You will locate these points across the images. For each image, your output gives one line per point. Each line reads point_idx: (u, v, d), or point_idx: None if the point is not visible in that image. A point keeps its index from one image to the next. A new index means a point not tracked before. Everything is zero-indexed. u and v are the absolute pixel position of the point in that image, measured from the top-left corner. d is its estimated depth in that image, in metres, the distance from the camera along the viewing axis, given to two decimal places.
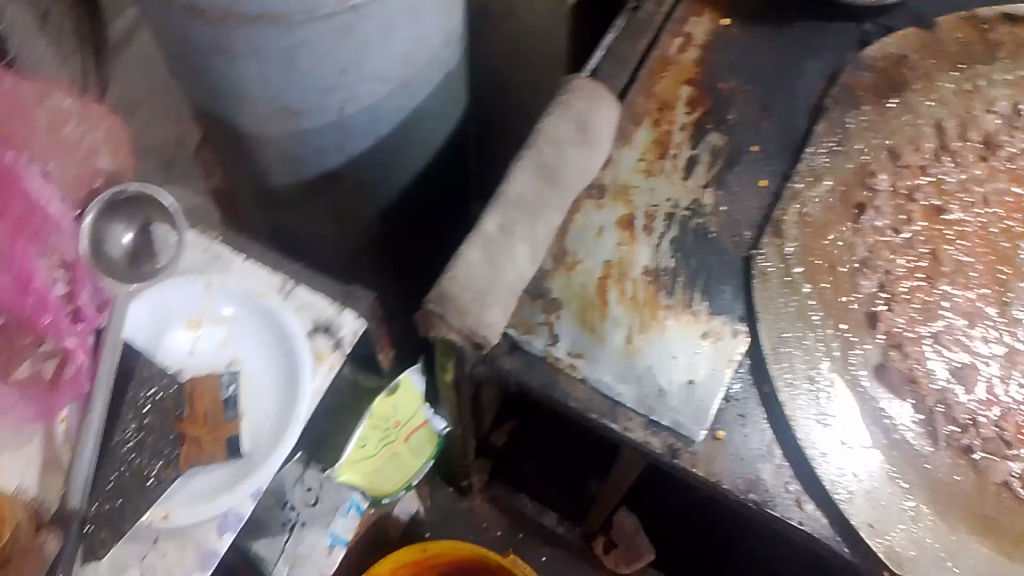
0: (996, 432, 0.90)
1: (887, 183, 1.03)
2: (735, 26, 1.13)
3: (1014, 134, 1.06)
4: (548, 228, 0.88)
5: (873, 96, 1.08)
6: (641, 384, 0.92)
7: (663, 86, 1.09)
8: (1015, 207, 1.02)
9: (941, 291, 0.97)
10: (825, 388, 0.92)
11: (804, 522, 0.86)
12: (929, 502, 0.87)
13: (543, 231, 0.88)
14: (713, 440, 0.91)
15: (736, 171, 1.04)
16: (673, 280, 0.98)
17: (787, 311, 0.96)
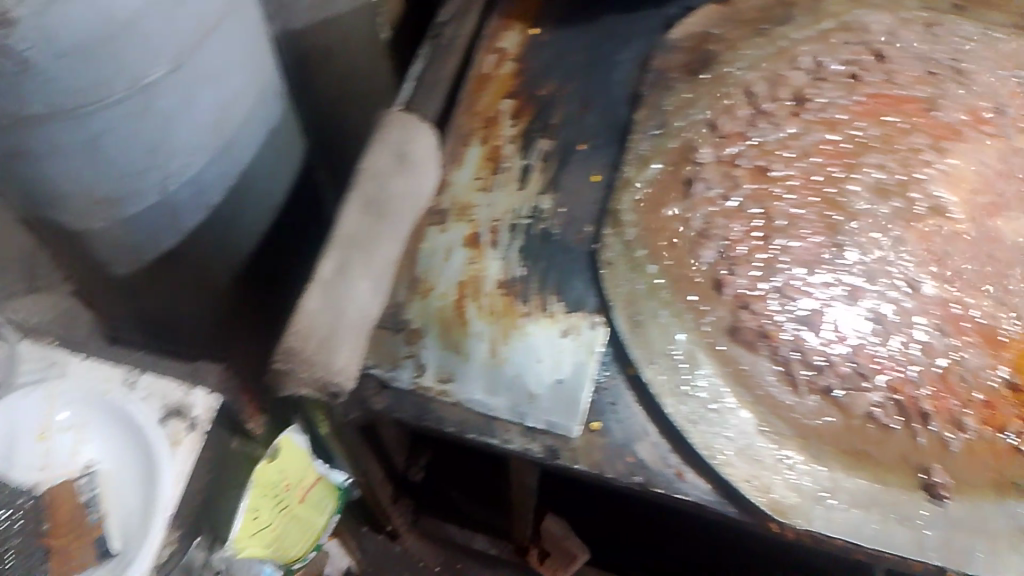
0: (852, 368, 0.95)
1: (711, 154, 1.07)
2: (544, 32, 1.16)
3: (821, 84, 1.11)
4: (386, 260, 0.88)
5: (686, 74, 1.12)
6: (512, 392, 0.95)
7: (485, 101, 1.10)
8: (835, 153, 1.08)
9: (778, 246, 1.02)
10: (684, 358, 0.96)
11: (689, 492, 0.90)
12: (801, 448, 0.93)
13: (382, 264, 0.87)
14: (589, 432, 0.94)
15: (568, 170, 1.07)
16: (527, 285, 1.00)
17: (637, 293, 1.00)
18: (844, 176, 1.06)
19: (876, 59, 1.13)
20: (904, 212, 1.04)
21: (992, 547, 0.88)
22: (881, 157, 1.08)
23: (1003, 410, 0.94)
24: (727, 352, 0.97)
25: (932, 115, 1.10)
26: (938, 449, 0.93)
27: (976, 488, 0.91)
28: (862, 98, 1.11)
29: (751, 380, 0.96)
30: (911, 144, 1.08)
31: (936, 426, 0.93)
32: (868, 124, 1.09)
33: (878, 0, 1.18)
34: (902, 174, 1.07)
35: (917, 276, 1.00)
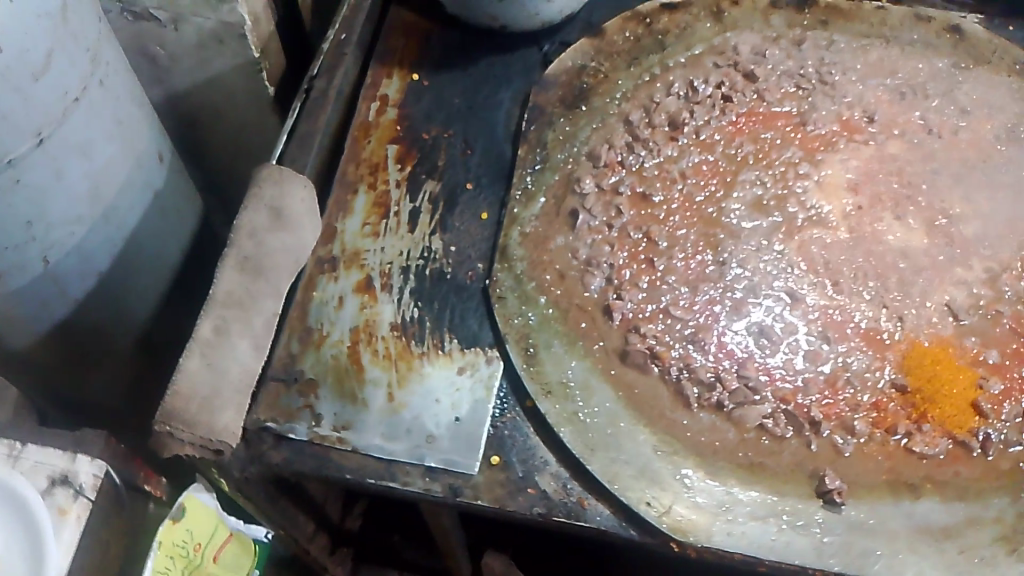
0: (741, 383, 0.98)
1: (593, 184, 1.10)
2: (424, 77, 1.18)
3: (694, 108, 1.15)
4: (266, 317, 0.89)
5: (561, 109, 1.15)
6: (411, 435, 0.94)
7: (369, 149, 1.12)
8: (711, 171, 1.12)
9: (663, 268, 1.05)
10: (578, 388, 0.98)
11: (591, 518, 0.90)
12: (699, 463, 0.95)
13: (262, 322, 0.88)
14: (489, 467, 0.93)
15: (456, 211, 1.08)
16: (421, 327, 1.00)
17: (529, 327, 1.01)
18: (723, 194, 1.10)
19: (746, 78, 1.18)
20: (782, 224, 1.08)
21: (890, 548, 0.89)
22: (757, 172, 1.12)
23: (891, 412, 0.97)
24: (621, 377, 0.99)
25: (803, 129, 1.15)
26: (831, 454, 0.95)
27: (870, 490, 0.93)
28: (735, 118, 1.16)
29: (646, 401, 0.97)
30: (784, 157, 1.13)
31: (827, 431, 0.96)
32: (741, 142, 1.14)
33: (743, 21, 1.24)
34: (778, 188, 1.11)
35: (796, 288, 1.04)
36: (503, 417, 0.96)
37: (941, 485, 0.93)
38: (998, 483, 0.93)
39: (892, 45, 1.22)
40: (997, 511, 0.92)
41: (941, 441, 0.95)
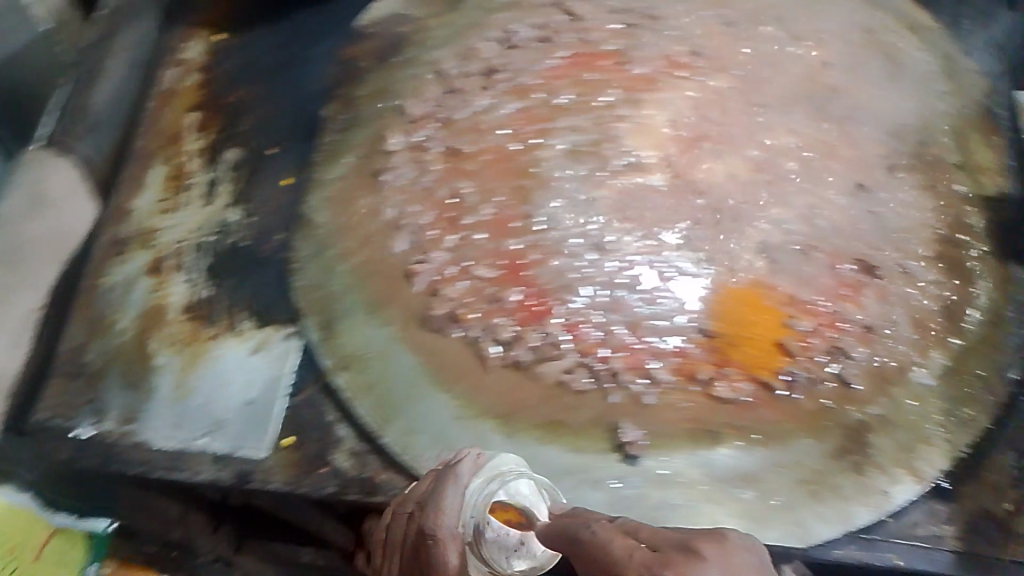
0: (543, 339, 0.96)
1: (404, 139, 1.06)
2: (231, 37, 1.14)
3: (510, 53, 1.10)
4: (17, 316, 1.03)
5: (374, 62, 1.11)
6: (197, 422, 0.95)
7: (169, 116, 1.10)
8: (526, 119, 1.06)
9: (469, 225, 1.02)
10: (376, 355, 0.96)
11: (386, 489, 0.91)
12: (499, 425, 0.93)
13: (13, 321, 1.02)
14: (281, 448, 0.94)
15: (258, 178, 1.05)
16: (213, 307, 1.01)
17: (329, 296, 0.99)
18: (538, 143, 1.05)
19: (569, 18, 1.12)
20: (597, 171, 1.03)
21: (686, 497, 0.88)
22: (574, 119, 1.06)
23: (695, 358, 0.95)
24: (422, 342, 0.97)
25: (627, 69, 1.08)
26: (630, 406, 0.93)
27: (668, 441, 0.92)
28: (555, 63, 1.09)
29: (445, 363, 0.96)
30: (605, 100, 1.06)
31: (627, 380, 0.94)
32: (561, 87, 1.08)
33: None
34: (596, 132, 1.05)
35: (603, 238, 1.00)
36: (299, 394, 0.97)
37: (743, 430, 0.92)
38: (803, 427, 0.92)
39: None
40: (799, 454, 0.91)
41: (744, 385, 0.93)
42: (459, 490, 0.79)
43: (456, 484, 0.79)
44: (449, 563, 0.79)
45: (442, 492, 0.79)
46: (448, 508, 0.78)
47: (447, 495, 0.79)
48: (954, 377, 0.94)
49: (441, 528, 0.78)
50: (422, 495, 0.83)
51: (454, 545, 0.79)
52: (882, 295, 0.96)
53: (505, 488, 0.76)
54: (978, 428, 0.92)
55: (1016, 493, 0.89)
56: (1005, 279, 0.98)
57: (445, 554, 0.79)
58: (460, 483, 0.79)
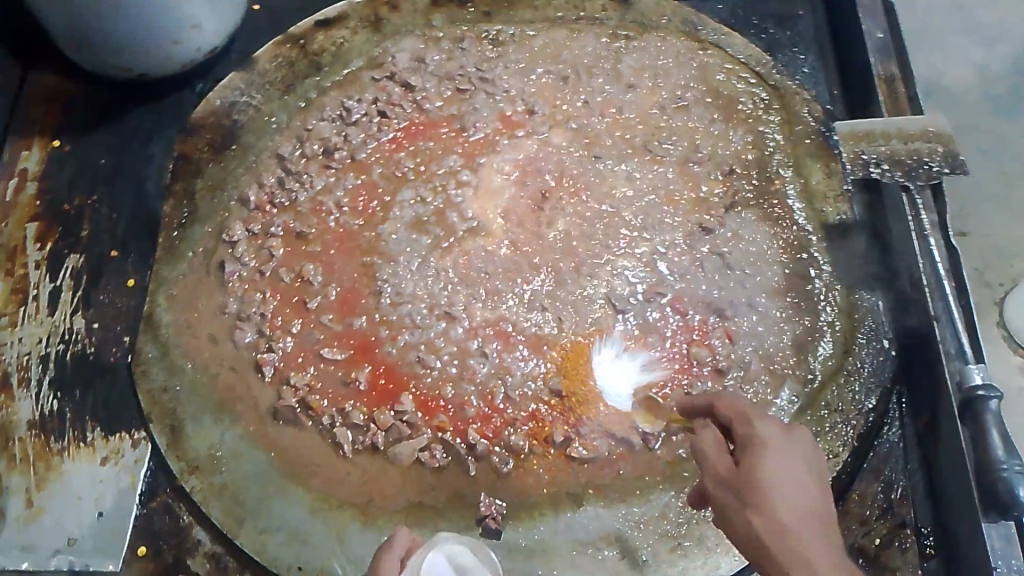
0: (395, 419, 0.93)
1: (243, 230, 1.06)
2: (67, 144, 1.14)
3: (347, 131, 1.13)
4: None
5: (209, 154, 1.12)
6: (50, 543, 0.89)
7: (7, 231, 1.08)
8: (366, 193, 1.09)
9: (315, 307, 1.01)
10: (226, 459, 0.92)
11: None
12: (358, 514, 0.89)
13: None
14: (135, 560, 0.89)
15: (100, 284, 1.04)
16: (60, 421, 0.96)
17: (177, 398, 0.96)
18: (379, 219, 1.07)
19: (404, 89, 1.16)
20: (442, 239, 1.04)
21: (549, 567, 0.86)
22: (415, 189, 1.08)
23: (548, 421, 0.93)
24: (272, 437, 0.94)
25: (462, 134, 1.12)
26: (490, 475, 0.90)
27: (529, 508, 0.89)
28: (393, 135, 1.13)
29: (296, 456, 0.92)
30: (445, 166, 1.10)
31: (484, 451, 0.91)
32: (401, 158, 1.11)
33: (402, 28, 1.22)
34: (437, 202, 1.07)
35: (452, 306, 1.00)
36: (151, 501, 0.92)
37: (603, 489, 0.89)
38: (662, 478, 0.90)
39: (555, 29, 1.21)
40: (659, 508, 0.88)
41: (600, 442, 0.91)
42: (397, 562, 0.71)
43: (393, 549, 0.72)
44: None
45: (378, 563, 0.71)
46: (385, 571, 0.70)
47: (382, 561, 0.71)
48: (808, 413, 0.93)
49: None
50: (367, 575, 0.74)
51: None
52: (729, 334, 0.98)
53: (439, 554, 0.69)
54: (840, 462, 0.90)
55: (884, 525, 0.87)
56: (852, 306, 0.99)
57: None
58: (398, 548, 0.72)
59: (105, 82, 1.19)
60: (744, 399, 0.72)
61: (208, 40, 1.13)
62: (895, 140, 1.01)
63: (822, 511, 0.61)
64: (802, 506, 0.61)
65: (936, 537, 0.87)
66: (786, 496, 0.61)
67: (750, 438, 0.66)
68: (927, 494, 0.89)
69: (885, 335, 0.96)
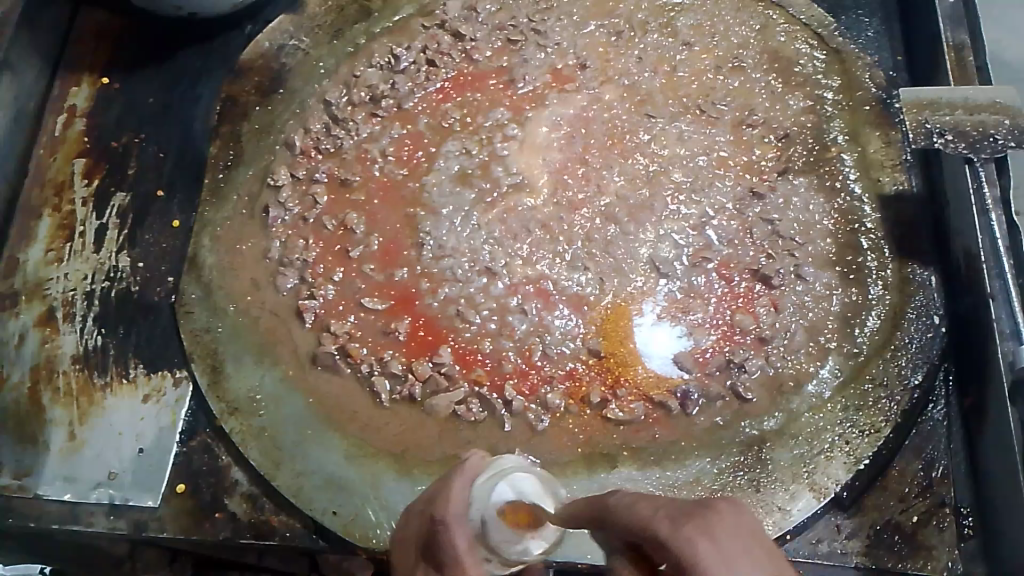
0: (433, 371, 0.93)
1: (288, 175, 1.06)
2: (116, 82, 1.14)
3: (394, 80, 1.11)
4: None
5: (256, 97, 1.11)
6: (91, 475, 0.91)
7: (56, 167, 1.09)
8: (411, 144, 1.08)
9: (357, 256, 1.01)
10: (265, 401, 0.93)
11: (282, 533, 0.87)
12: (392, 463, 0.89)
13: None
14: (174, 496, 0.90)
15: (145, 224, 1.05)
16: (104, 357, 0.98)
17: (218, 339, 0.97)
18: (423, 170, 1.06)
19: (453, 39, 1.14)
20: (486, 194, 1.03)
21: None
22: (461, 141, 1.07)
23: (585, 381, 0.93)
24: (311, 382, 0.94)
25: (511, 87, 1.11)
26: (525, 432, 0.90)
27: (564, 467, 0.88)
28: (441, 85, 1.11)
29: (335, 402, 0.93)
30: (492, 119, 1.08)
31: (520, 407, 0.91)
32: (447, 109, 1.09)
33: None
34: (483, 155, 1.06)
35: (493, 262, 0.99)
36: (191, 440, 0.93)
37: (638, 452, 0.89)
38: (698, 445, 0.89)
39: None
40: (694, 474, 0.87)
41: (637, 405, 0.91)
42: (468, 484, 0.67)
43: (464, 474, 0.68)
44: (461, 559, 0.65)
45: (448, 485, 0.68)
46: (457, 497, 0.66)
47: (453, 484, 0.67)
48: (851, 387, 0.91)
49: (449, 515, 0.66)
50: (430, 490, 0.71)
51: (466, 532, 0.65)
52: (775, 302, 0.96)
53: (508, 484, 0.66)
54: (880, 438, 0.88)
55: (923, 503, 0.86)
56: (904, 280, 0.96)
57: (453, 542, 0.65)
58: (469, 472, 0.68)
59: (155, 21, 1.18)
60: (642, 494, 0.54)
61: None
62: (959, 111, 0.97)
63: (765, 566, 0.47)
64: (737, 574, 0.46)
65: (976, 519, 0.85)
66: None
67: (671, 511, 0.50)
68: (969, 474, 0.88)
69: (937, 311, 0.94)
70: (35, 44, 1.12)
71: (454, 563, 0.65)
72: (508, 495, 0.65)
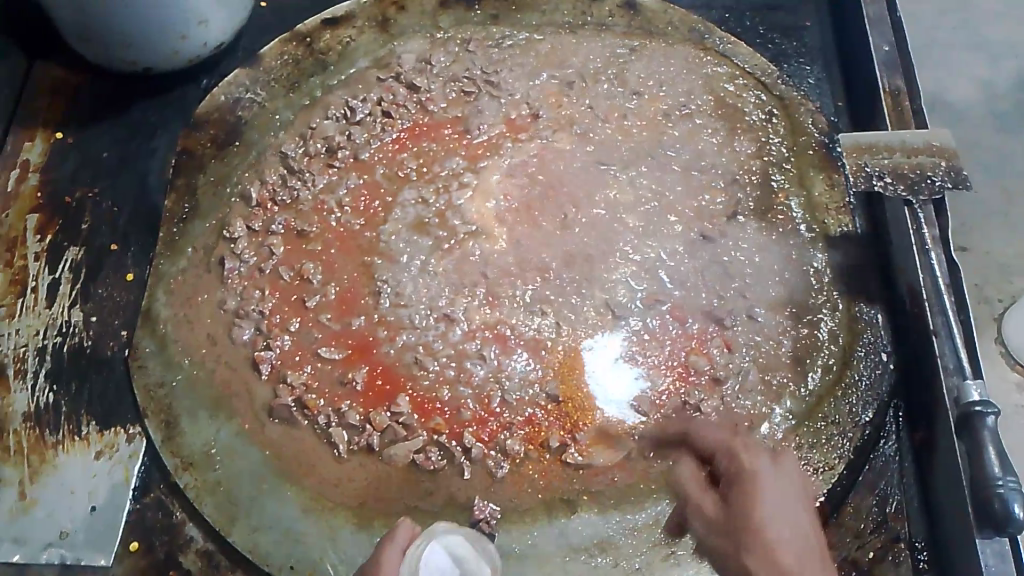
0: (391, 421, 0.93)
1: (244, 227, 1.06)
2: (71, 136, 1.14)
3: (351, 131, 1.13)
4: None
5: (212, 149, 1.12)
6: (42, 536, 0.89)
7: (8, 221, 1.08)
8: (367, 193, 1.09)
9: (314, 307, 1.01)
10: (221, 456, 0.92)
11: None
12: (351, 516, 0.89)
13: None
14: (128, 554, 0.88)
15: (99, 278, 1.04)
16: (56, 413, 0.96)
17: (176, 393, 0.96)
18: (380, 219, 1.07)
19: (409, 90, 1.16)
20: (443, 241, 1.04)
21: (542, 571, 0.85)
22: (417, 190, 1.08)
23: (544, 426, 0.93)
24: (267, 435, 0.93)
25: (466, 136, 1.12)
26: (485, 480, 0.90)
27: (525, 514, 0.88)
28: (397, 136, 1.13)
29: (292, 455, 0.92)
30: (448, 168, 1.10)
31: (479, 454, 0.91)
32: (403, 159, 1.11)
33: (408, 28, 1.22)
34: (439, 203, 1.07)
35: (451, 308, 0.99)
36: (145, 496, 0.91)
37: (598, 495, 0.89)
38: (657, 486, 0.89)
39: (561, 32, 1.21)
40: (653, 516, 0.88)
41: (595, 449, 0.91)
42: (399, 550, 0.74)
43: (396, 542, 0.74)
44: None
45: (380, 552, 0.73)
46: (389, 563, 0.72)
47: (386, 550, 0.73)
48: (805, 426, 0.93)
49: (385, 575, 0.71)
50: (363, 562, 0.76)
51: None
52: (728, 343, 0.98)
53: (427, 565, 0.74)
54: (834, 475, 0.90)
55: (879, 538, 0.87)
56: (852, 319, 0.99)
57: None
58: (401, 541, 0.74)
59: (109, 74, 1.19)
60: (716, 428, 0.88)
61: (214, 36, 1.13)
62: (897, 154, 1.00)
63: (810, 538, 0.68)
64: (797, 544, 0.67)
65: (931, 552, 0.87)
66: (780, 530, 0.68)
67: (721, 440, 0.83)
68: (923, 507, 0.89)
69: (884, 350, 0.97)
70: None
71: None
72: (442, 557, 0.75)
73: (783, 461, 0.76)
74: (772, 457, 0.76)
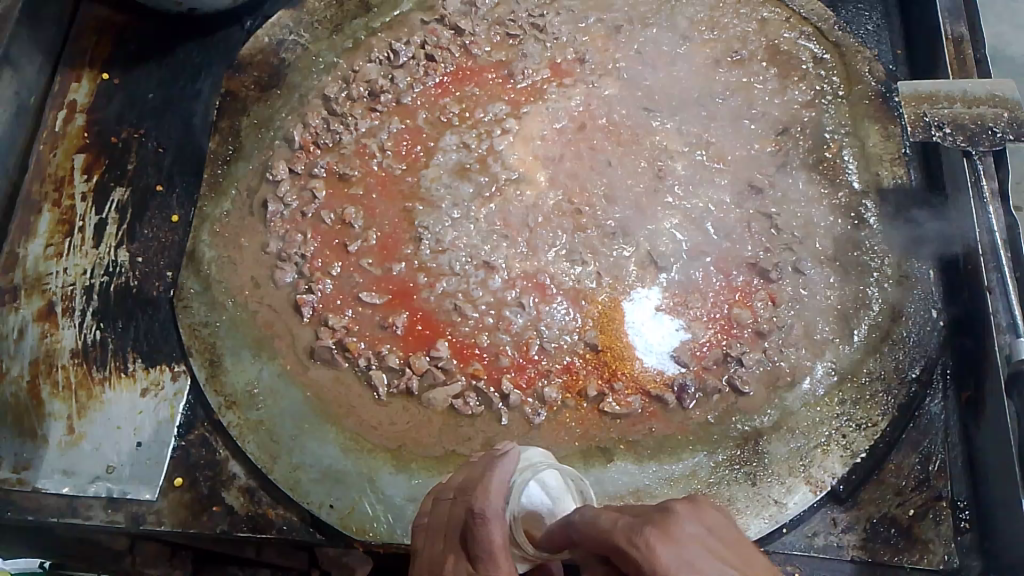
0: (430, 365, 0.93)
1: (286, 169, 1.06)
2: (116, 77, 1.15)
3: (394, 75, 1.11)
4: None
5: (255, 91, 1.11)
6: (90, 468, 0.92)
7: (56, 161, 1.09)
8: (409, 138, 1.08)
9: (355, 250, 1.01)
10: (262, 395, 0.93)
11: (281, 526, 0.88)
12: (389, 458, 0.90)
13: None
14: (172, 489, 0.91)
15: (144, 219, 1.05)
16: (102, 351, 0.98)
17: (219, 332, 0.97)
18: (422, 164, 1.06)
19: (453, 33, 1.14)
20: (484, 188, 1.03)
21: None
22: (459, 135, 1.07)
23: (582, 374, 0.93)
24: (309, 375, 0.95)
25: (509, 82, 1.11)
26: (522, 426, 0.90)
27: (561, 461, 0.88)
28: (439, 80, 1.12)
29: (333, 396, 0.93)
30: (491, 113, 1.08)
31: (518, 401, 0.91)
32: (446, 104, 1.09)
33: None
34: (481, 149, 1.06)
35: (491, 256, 0.99)
36: (190, 433, 0.93)
37: (635, 445, 0.89)
38: (694, 439, 0.89)
39: None
40: (690, 467, 0.87)
41: (634, 399, 0.91)
42: (506, 477, 0.65)
43: (502, 468, 0.65)
44: (495, 556, 0.61)
45: (487, 475, 0.64)
46: (496, 490, 0.63)
47: (492, 476, 0.64)
48: (848, 382, 0.91)
49: (491, 507, 0.62)
50: (460, 482, 0.69)
51: (501, 526, 0.62)
52: (772, 297, 0.96)
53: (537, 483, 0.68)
54: (877, 431, 0.88)
55: (920, 496, 0.86)
56: (902, 275, 0.96)
57: (489, 539, 0.62)
58: (509, 468, 0.65)
59: (154, 16, 1.19)
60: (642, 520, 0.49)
61: None
62: (958, 104, 0.97)
63: None
64: None
65: (973, 512, 0.85)
66: None
67: (643, 519, 0.49)
68: (967, 467, 0.87)
69: (934, 306, 0.94)
70: (35, 39, 1.12)
71: (488, 559, 0.61)
72: (540, 492, 0.67)
73: (683, 532, 0.47)
74: (664, 528, 0.47)
